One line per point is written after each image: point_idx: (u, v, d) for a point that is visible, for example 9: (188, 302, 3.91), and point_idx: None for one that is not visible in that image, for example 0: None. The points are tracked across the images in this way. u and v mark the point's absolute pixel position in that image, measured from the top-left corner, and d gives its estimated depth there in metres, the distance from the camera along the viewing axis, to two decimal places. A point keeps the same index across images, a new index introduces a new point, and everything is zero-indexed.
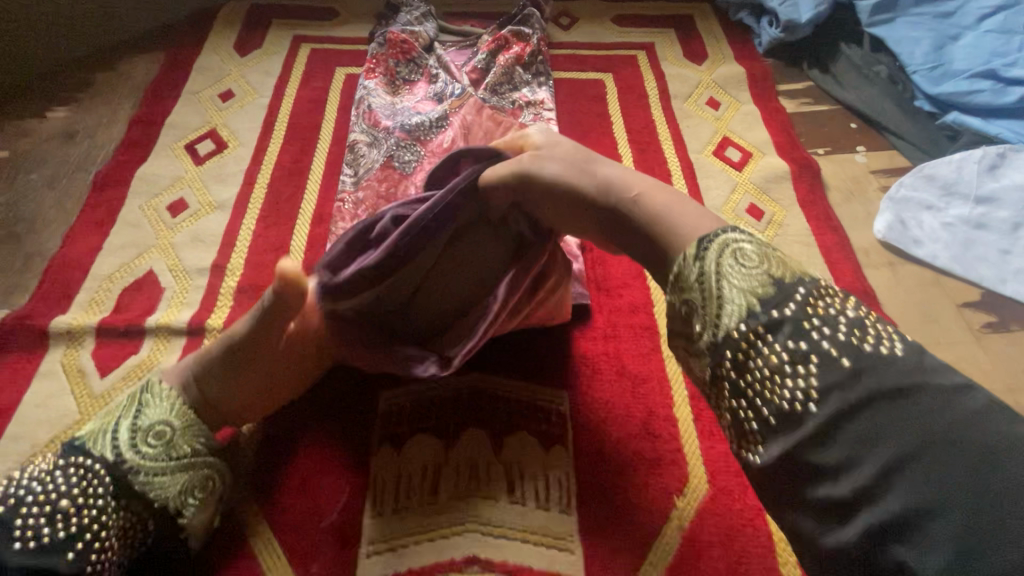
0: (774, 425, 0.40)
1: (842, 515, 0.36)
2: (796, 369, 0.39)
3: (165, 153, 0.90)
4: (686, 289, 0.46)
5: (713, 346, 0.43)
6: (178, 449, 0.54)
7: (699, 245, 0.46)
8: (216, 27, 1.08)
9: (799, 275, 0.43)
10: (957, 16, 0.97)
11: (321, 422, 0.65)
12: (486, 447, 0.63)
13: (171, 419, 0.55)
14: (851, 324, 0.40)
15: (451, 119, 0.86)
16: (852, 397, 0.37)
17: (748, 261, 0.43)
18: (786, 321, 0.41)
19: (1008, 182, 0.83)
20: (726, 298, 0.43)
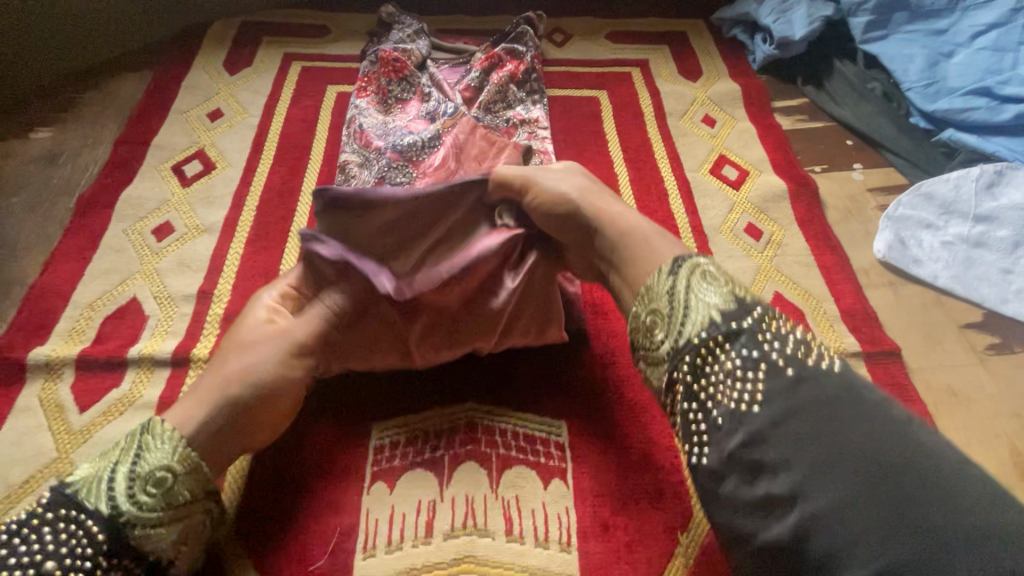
0: (721, 425, 0.44)
1: (776, 509, 0.40)
2: (746, 374, 0.44)
3: (151, 175, 0.88)
4: (654, 301, 0.51)
5: (675, 352, 0.48)
6: (178, 497, 0.50)
7: (670, 264, 0.52)
8: (206, 45, 1.06)
9: (754, 297, 0.48)
10: (949, 33, 0.96)
11: (310, 456, 0.62)
12: (483, 482, 0.60)
13: (173, 465, 0.50)
14: (796, 342, 0.45)
15: (444, 139, 0.84)
16: (792, 402, 0.41)
17: (712, 280, 0.49)
18: (742, 333, 0.46)
19: (1006, 201, 0.83)
20: (689, 311, 0.48)
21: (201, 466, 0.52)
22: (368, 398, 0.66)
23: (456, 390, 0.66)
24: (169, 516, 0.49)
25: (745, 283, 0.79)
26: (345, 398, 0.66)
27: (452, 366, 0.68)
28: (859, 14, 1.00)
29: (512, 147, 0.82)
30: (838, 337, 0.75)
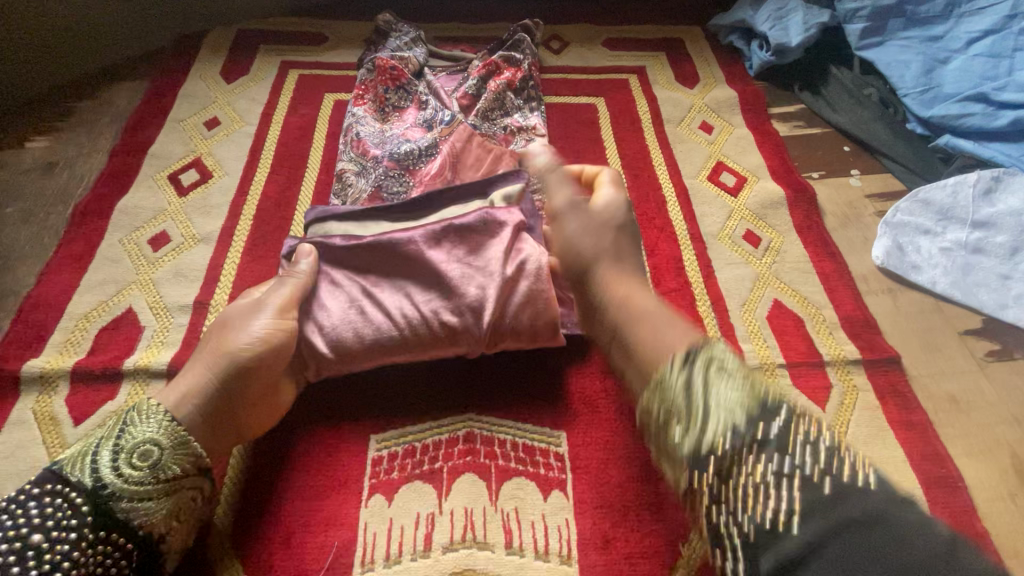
0: (753, 549, 0.38)
1: None
2: (777, 489, 0.38)
3: (147, 184, 0.87)
4: (665, 396, 0.47)
5: (690, 450, 0.43)
6: (165, 468, 0.52)
7: (681, 356, 0.48)
8: (202, 53, 1.06)
9: (780, 396, 0.43)
10: (945, 40, 0.97)
11: (308, 469, 0.62)
12: (482, 494, 0.60)
13: (160, 438, 0.52)
14: (831, 453, 0.39)
15: (441, 147, 0.84)
16: (830, 526, 0.35)
17: (728, 376, 0.44)
18: (767, 440, 0.40)
19: (1004, 207, 0.83)
20: (704, 411, 0.43)
21: (188, 439, 0.54)
22: (365, 408, 0.65)
23: (455, 399, 0.66)
24: (158, 488, 0.51)
25: (744, 290, 0.79)
26: (343, 409, 0.65)
27: (451, 375, 0.67)
28: (855, 21, 1.00)
29: (509, 155, 0.82)
30: (838, 344, 0.75)
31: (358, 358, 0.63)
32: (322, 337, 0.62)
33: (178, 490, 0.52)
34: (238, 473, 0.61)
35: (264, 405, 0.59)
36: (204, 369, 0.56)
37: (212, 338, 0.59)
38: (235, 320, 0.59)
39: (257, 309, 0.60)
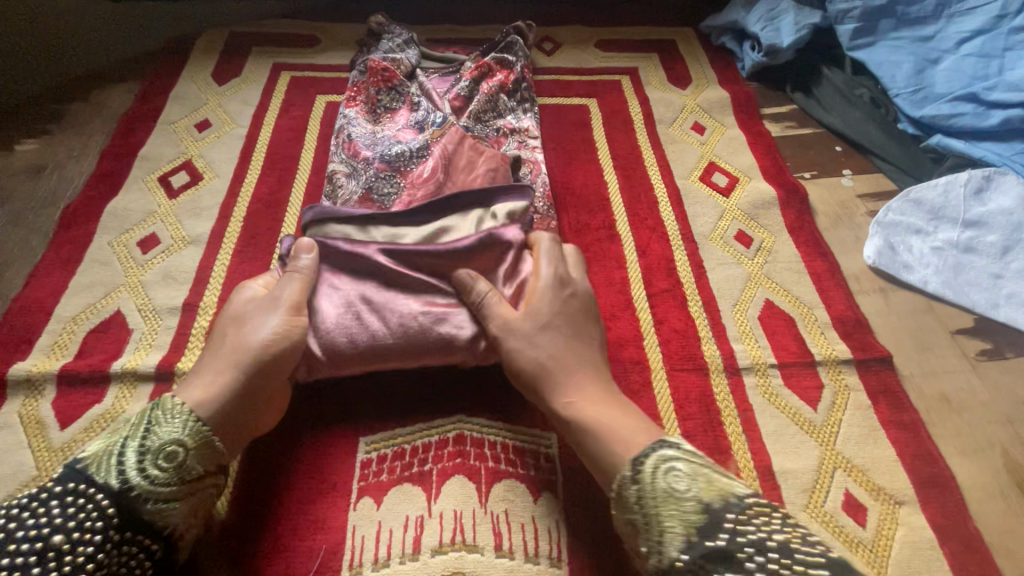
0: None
1: None
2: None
3: (137, 186, 0.87)
4: (628, 508, 0.52)
5: (660, 571, 0.48)
6: (188, 470, 0.52)
7: (633, 464, 0.53)
8: (194, 55, 1.06)
9: (726, 498, 0.49)
10: (935, 40, 0.97)
11: (296, 473, 0.61)
12: (472, 496, 0.60)
13: (184, 439, 0.52)
14: (779, 550, 0.45)
15: (433, 149, 0.84)
16: None
17: (679, 485, 0.50)
18: (722, 551, 0.46)
19: (994, 206, 0.83)
20: (663, 525, 0.49)
21: (210, 441, 0.53)
22: (354, 411, 0.65)
23: (444, 401, 0.65)
24: (180, 490, 0.51)
25: (735, 290, 0.79)
26: (331, 411, 0.65)
27: (440, 377, 0.67)
28: (846, 21, 1.00)
29: (500, 156, 0.82)
30: (830, 344, 0.74)
31: (351, 361, 0.62)
32: (318, 340, 0.61)
33: (200, 490, 0.53)
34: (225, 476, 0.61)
35: (280, 400, 0.60)
36: (226, 369, 0.56)
37: (225, 339, 0.58)
38: (251, 321, 0.58)
39: (274, 307, 0.59)
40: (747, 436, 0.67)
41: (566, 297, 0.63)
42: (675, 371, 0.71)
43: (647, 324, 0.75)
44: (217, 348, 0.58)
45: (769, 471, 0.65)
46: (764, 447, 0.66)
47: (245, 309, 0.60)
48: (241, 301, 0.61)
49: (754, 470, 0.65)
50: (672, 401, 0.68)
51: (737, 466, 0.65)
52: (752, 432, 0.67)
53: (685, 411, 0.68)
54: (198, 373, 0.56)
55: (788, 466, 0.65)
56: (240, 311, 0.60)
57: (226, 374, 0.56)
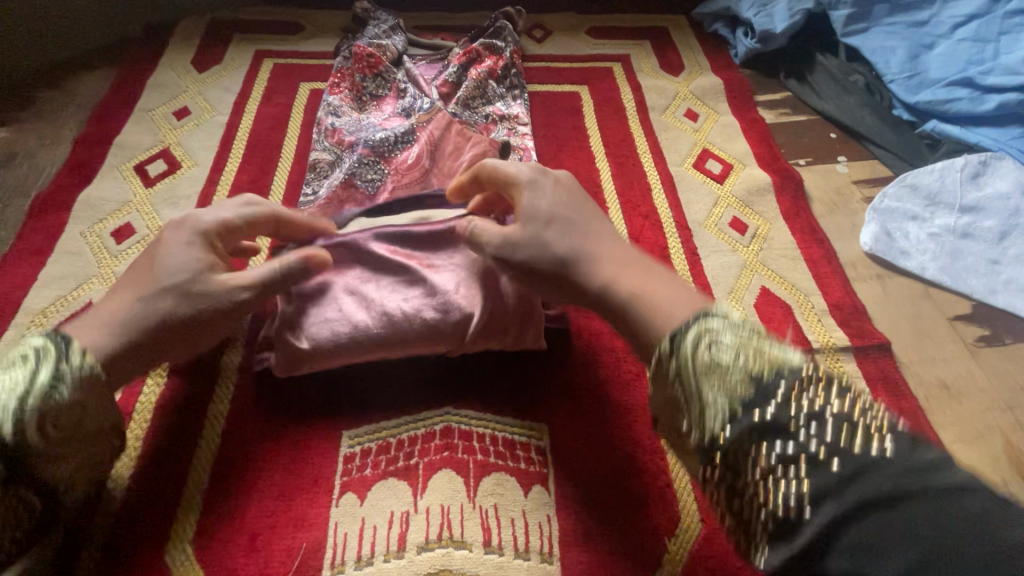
0: (776, 533, 0.39)
1: None
2: (783, 473, 0.39)
3: (112, 175, 0.84)
4: (670, 386, 0.47)
5: (702, 447, 0.44)
6: (81, 431, 0.49)
7: (672, 340, 0.47)
8: (173, 42, 1.02)
9: (778, 367, 0.42)
10: (930, 25, 0.95)
11: (275, 469, 0.59)
12: (460, 490, 0.57)
13: (83, 401, 0.48)
14: (837, 423, 0.39)
15: (419, 135, 0.81)
16: (841, 506, 0.35)
17: (724, 356, 0.43)
18: (771, 424, 0.40)
19: (991, 191, 0.82)
20: (706, 399, 0.43)
21: (103, 399, 0.50)
22: (336, 405, 0.62)
23: (432, 393, 0.63)
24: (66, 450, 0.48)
25: (730, 277, 0.77)
26: (310, 404, 0.62)
27: (426, 368, 0.65)
28: (840, 7, 0.99)
29: (488, 142, 0.79)
30: (827, 332, 0.73)
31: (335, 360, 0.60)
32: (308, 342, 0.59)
33: (84, 452, 0.51)
34: (200, 476, 0.58)
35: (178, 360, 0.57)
36: (135, 325, 0.51)
37: (163, 269, 0.53)
38: (189, 275, 0.53)
39: (208, 282, 0.53)
40: None
41: (556, 189, 0.59)
42: None
43: None
44: (151, 268, 0.54)
45: None
46: None
47: (196, 254, 0.54)
48: (203, 239, 0.55)
49: None
50: None
51: None
52: None
53: None
54: (98, 314, 0.52)
55: None
56: (198, 253, 0.54)
57: (125, 317, 0.52)
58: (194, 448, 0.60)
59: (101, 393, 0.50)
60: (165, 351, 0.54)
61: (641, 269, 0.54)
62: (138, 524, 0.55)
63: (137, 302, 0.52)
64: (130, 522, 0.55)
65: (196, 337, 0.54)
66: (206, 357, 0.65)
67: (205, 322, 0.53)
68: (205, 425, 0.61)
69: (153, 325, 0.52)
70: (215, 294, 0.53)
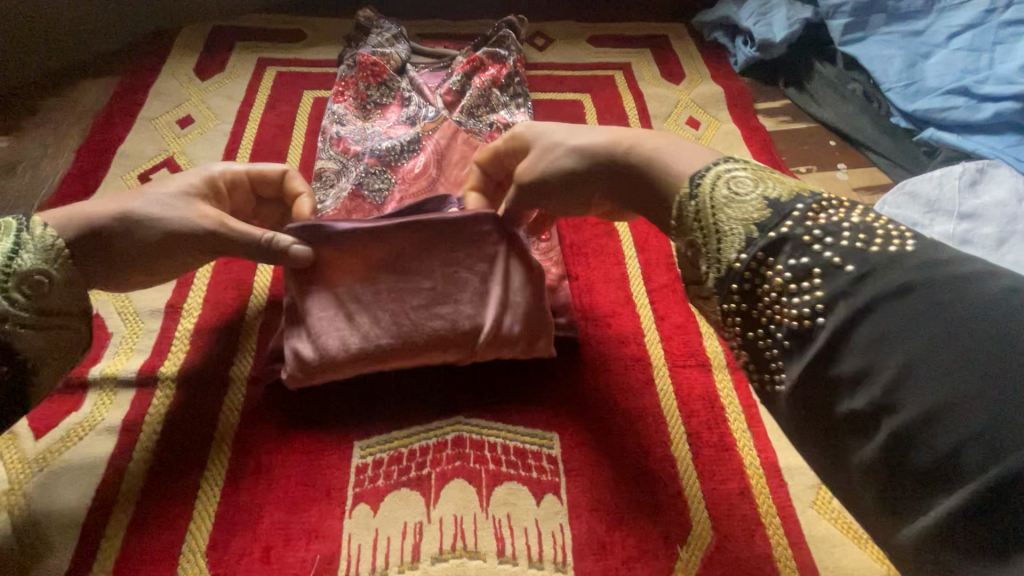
0: (792, 344, 0.39)
1: (870, 423, 0.35)
2: (801, 285, 0.38)
3: (116, 183, 0.84)
4: (686, 231, 0.46)
5: (720, 281, 0.42)
6: (49, 304, 0.52)
7: (691, 183, 0.46)
8: (176, 50, 1.02)
9: (797, 194, 0.42)
10: (926, 34, 0.97)
11: (287, 480, 0.59)
12: (473, 500, 0.57)
13: (50, 272, 0.53)
14: (855, 231, 0.38)
15: (425, 143, 0.82)
16: (858, 303, 0.36)
17: (741, 189, 0.43)
18: (788, 240, 0.40)
19: (988, 198, 0.83)
20: (722, 230, 0.43)
21: (73, 280, 0.54)
22: (346, 415, 0.62)
23: (443, 402, 0.63)
24: (36, 320, 0.52)
25: None
26: (319, 415, 0.62)
27: (437, 379, 0.65)
28: (837, 17, 1.01)
29: None
30: None
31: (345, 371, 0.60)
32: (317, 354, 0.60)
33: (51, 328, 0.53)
34: (210, 489, 0.58)
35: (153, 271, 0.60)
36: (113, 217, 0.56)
37: (160, 188, 0.59)
38: (175, 195, 0.59)
39: (184, 205, 0.58)
40: (752, 433, 0.64)
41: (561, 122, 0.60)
42: (677, 368, 0.68)
43: (648, 319, 0.72)
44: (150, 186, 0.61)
45: (775, 468, 0.61)
46: (770, 444, 0.63)
47: (195, 184, 0.60)
48: (206, 176, 0.62)
49: (760, 468, 0.61)
50: (676, 397, 0.66)
51: (743, 462, 0.62)
52: (757, 428, 0.64)
53: (689, 408, 0.65)
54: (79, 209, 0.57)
55: (795, 462, 0.62)
56: (202, 186, 0.61)
57: (98, 212, 0.56)
58: (205, 461, 0.60)
59: (71, 270, 0.54)
60: (128, 254, 0.57)
61: (664, 135, 0.52)
62: (151, 538, 0.55)
63: (117, 202, 0.57)
64: (143, 536, 0.55)
65: (154, 252, 0.58)
66: (217, 370, 0.65)
67: (160, 239, 0.57)
68: (215, 438, 0.61)
69: (117, 226, 0.56)
70: (183, 217, 0.57)
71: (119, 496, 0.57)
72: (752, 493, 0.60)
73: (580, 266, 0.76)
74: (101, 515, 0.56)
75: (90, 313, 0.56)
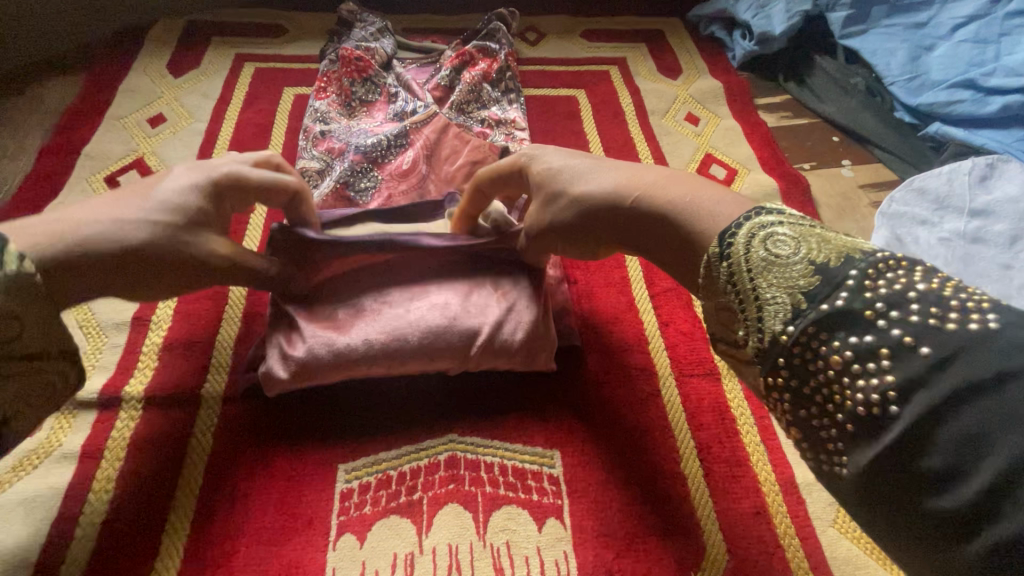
0: (855, 435, 0.33)
1: (960, 535, 0.29)
2: (864, 367, 0.32)
3: (81, 187, 0.78)
4: (718, 292, 0.40)
5: (761, 353, 0.37)
6: (19, 347, 0.43)
7: (721, 240, 0.40)
8: (147, 45, 0.96)
9: (848, 255, 0.36)
10: (929, 26, 0.94)
11: (265, 509, 0.54)
12: (469, 527, 0.53)
13: (22, 313, 0.42)
14: (924, 301, 0.32)
15: (413, 138, 0.77)
16: (939, 394, 0.29)
17: (782, 250, 0.37)
18: (844, 312, 0.34)
19: (1000, 195, 0.78)
20: (763, 297, 0.37)
21: (45, 317, 0.44)
22: (330, 434, 0.58)
23: (435, 419, 0.59)
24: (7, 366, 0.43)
25: None
26: (299, 435, 0.57)
27: (429, 393, 0.60)
28: (837, 9, 0.98)
29: (486, 147, 0.76)
30: None
31: (323, 371, 0.55)
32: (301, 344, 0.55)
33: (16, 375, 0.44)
34: (180, 521, 0.53)
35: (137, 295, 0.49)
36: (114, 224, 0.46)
37: (157, 206, 0.48)
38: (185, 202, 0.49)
39: (185, 233, 0.49)
40: (766, 446, 0.60)
41: (578, 152, 0.53)
42: (684, 377, 0.64)
43: (651, 325, 0.68)
44: (147, 193, 0.49)
45: (792, 485, 0.57)
46: (785, 458, 0.59)
47: (197, 201, 0.50)
48: (209, 190, 0.51)
49: (776, 485, 0.57)
50: (684, 409, 0.62)
51: (757, 479, 0.58)
52: (771, 441, 0.60)
53: (698, 421, 0.61)
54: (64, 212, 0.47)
55: (813, 477, 0.58)
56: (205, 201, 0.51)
57: (83, 239, 0.45)
58: (174, 491, 0.54)
59: (44, 307, 0.44)
60: (114, 287, 0.47)
61: (681, 177, 0.46)
62: None
63: (109, 226, 0.46)
64: None
65: (142, 280, 0.48)
66: (187, 390, 0.60)
67: (165, 277, 0.48)
68: (185, 465, 0.56)
69: (114, 255, 0.46)
70: (191, 255, 0.49)
71: (77, 532, 0.52)
72: (768, 512, 0.56)
73: (579, 269, 0.72)
74: (57, 553, 0.51)
75: (67, 351, 0.47)
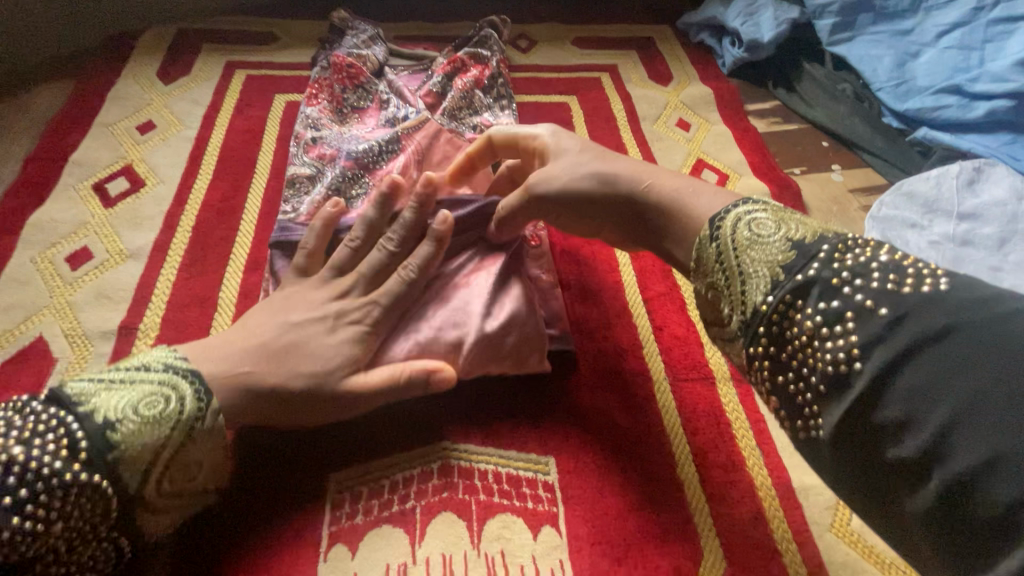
0: (826, 394, 0.36)
1: (917, 474, 0.33)
2: (832, 330, 0.36)
3: (67, 194, 0.77)
4: (707, 271, 0.44)
5: (745, 325, 0.40)
6: (190, 487, 0.49)
7: (710, 224, 0.44)
8: (135, 53, 0.96)
9: (821, 233, 0.40)
10: (915, 33, 0.95)
11: (254, 520, 0.52)
12: (463, 536, 0.52)
13: (202, 459, 0.48)
14: (884, 270, 0.36)
15: (404, 144, 0.76)
16: (896, 349, 0.33)
17: (764, 229, 0.41)
18: (816, 282, 0.38)
19: (987, 198, 0.79)
20: (746, 273, 0.41)
21: (217, 455, 0.50)
22: (317, 443, 0.56)
23: (428, 426, 0.58)
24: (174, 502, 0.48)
25: None
26: (288, 442, 0.56)
27: (421, 400, 0.59)
28: (825, 17, 0.99)
29: None
30: None
31: None
32: None
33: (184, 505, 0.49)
34: None
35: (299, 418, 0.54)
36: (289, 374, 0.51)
37: (323, 341, 0.52)
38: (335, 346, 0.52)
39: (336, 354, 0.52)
40: (762, 449, 0.60)
41: (598, 153, 0.55)
42: (680, 382, 0.64)
43: (646, 328, 0.68)
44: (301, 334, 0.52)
45: (789, 489, 0.57)
46: (781, 462, 0.59)
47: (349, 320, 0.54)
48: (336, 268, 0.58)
49: (773, 490, 0.57)
50: (679, 413, 0.61)
51: (753, 482, 0.57)
52: (767, 445, 0.60)
53: (693, 425, 0.60)
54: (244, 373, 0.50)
55: (809, 481, 0.58)
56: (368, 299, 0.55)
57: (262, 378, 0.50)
58: None
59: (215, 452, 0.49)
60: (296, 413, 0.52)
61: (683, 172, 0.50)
62: None
63: (292, 365, 0.51)
64: None
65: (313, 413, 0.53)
66: None
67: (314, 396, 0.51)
68: None
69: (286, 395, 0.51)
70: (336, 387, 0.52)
71: None
72: (765, 517, 0.55)
73: (573, 273, 0.71)
74: None
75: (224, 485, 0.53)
